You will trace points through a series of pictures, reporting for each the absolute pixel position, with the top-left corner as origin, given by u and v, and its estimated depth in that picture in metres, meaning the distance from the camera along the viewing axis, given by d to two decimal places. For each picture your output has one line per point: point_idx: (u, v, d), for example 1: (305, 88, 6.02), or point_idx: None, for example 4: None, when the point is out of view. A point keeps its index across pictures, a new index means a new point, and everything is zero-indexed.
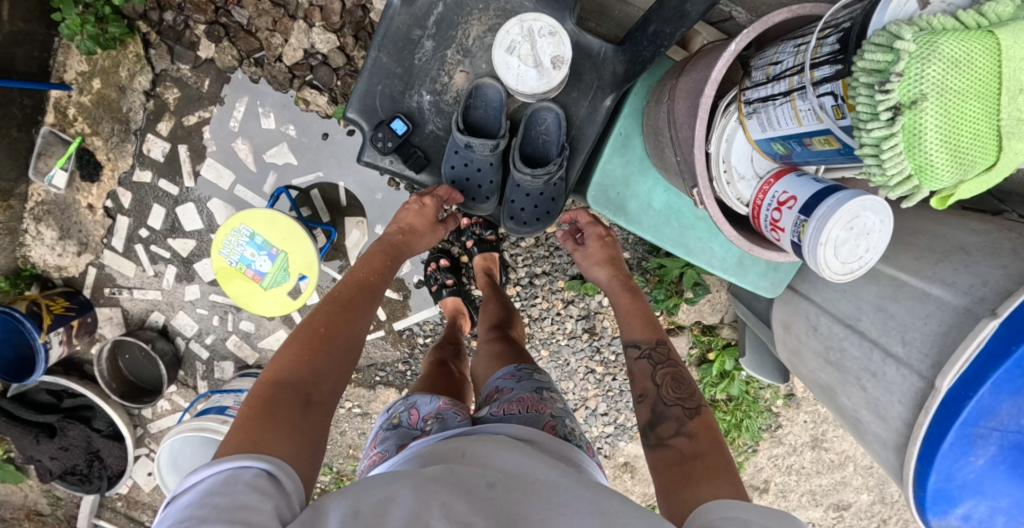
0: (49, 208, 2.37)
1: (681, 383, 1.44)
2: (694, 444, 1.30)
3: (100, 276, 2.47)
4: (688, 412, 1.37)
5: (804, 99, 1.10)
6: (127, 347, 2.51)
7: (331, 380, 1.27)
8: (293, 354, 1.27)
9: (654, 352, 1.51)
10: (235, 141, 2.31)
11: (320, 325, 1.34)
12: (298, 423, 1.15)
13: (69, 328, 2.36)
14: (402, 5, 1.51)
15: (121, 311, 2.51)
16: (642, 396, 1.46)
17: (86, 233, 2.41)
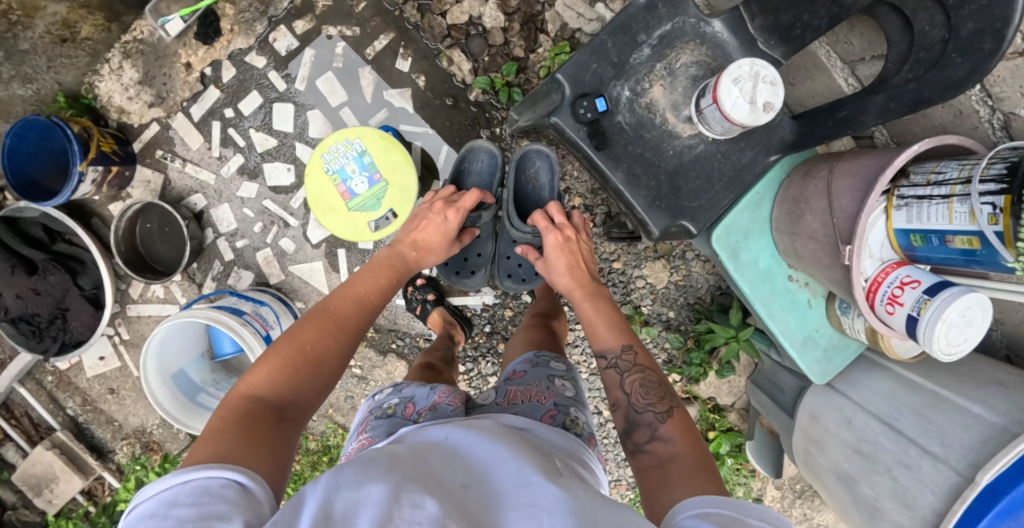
0: (144, 49, 2.28)
1: (648, 387, 1.40)
2: (671, 447, 1.27)
3: (159, 135, 2.33)
4: (659, 419, 1.33)
5: (963, 203, 1.34)
6: (152, 215, 2.31)
7: (303, 397, 1.34)
8: (273, 367, 1.33)
9: (621, 358, 1.47)
10: (363, 67, 2.27)
11: (303, 337, 1.40)
12: (268, 433, 1.20)
13: (107, 172, 2.20)
14: (643, 9, 1.59)
15: (163, 178, 2.34)
16: (614, 405, 1.43)
17: (170, 88, 2.30)
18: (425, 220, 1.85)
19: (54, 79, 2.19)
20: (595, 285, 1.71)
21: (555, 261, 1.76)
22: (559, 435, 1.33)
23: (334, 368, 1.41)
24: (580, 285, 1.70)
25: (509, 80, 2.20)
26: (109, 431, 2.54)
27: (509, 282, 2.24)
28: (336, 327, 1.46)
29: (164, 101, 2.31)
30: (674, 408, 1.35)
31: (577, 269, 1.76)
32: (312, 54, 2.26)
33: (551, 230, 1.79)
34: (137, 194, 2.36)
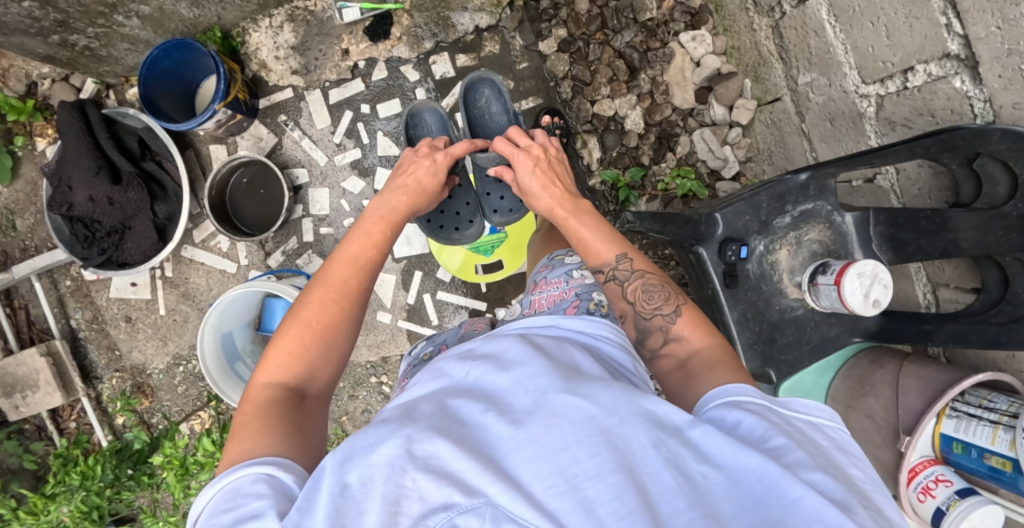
0: (311, 20, 2.35)
1: (651, 292, 1.44)
2: (687, 344, 1.33)
3: (288, 101, 2.38)
4: (668, 321, 1.39)
5: (1008, 430, 1.53)
6: (249, 172, 2.30)
7: (318, 374, 1.29)
8: (285, 352, 1.26)
9: (624, 260, 1.51)
10: None
11: (306, 313, 1.31)
12: (293, 415, 1.18)
13: (231, 116, 2.23)
14: (801, 184, 1.81)
15: (276, 142, 2.36)
16: (622, 317, 1.47)
17: (319, 66, 2.35)
18: (411, 164, 1.80)
19: (218, 15, 2.29)
20: (574, 201, 1.73)
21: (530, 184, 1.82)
22: (590, 321, 1.33)
23: (346, 331, 1.34)
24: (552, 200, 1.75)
25: (631, 183, 2.35)
26: (103, 357, 2.46)
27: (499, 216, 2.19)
28: (339, 294, 1.36)
29: (307, 73, 2.36)
30: (674, 302, 1.40)
31: (552, 185, 1.80)
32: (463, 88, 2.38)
33: (520, 152, 1.84)
34: (244, 146, 2.36)
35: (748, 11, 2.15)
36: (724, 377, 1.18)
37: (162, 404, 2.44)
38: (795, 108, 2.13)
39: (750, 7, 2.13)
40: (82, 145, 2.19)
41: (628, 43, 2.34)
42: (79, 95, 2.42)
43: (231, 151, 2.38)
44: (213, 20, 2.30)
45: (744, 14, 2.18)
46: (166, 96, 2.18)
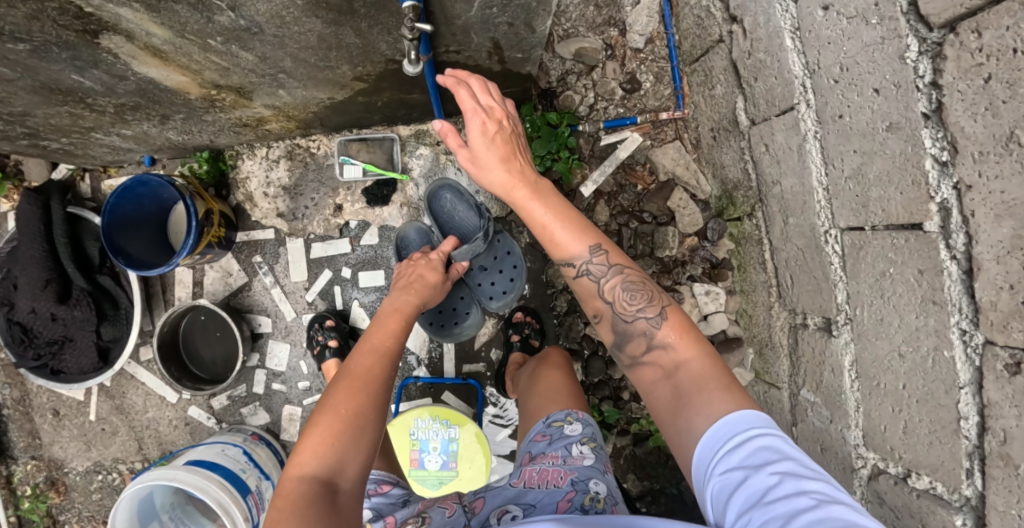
0: (309, 163, 2.17)
1: (631, 294, 1.43)
2: (672, 354, 1.33)
3: (265, 241, 2.23)
4: (651, 326, 1.38)
5: None
6: (194, 319, 2.21)
7: (349, 464, 1.25)
8: (318, 442, 1.24)
9: (592, 263, 1.45)
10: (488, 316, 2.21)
11: (323, 417, 1.29)
12: (329, 511, 1.16)
13: (202, 256, 2.09)
14: None
15: (246, 282, 2.23)
16: (597, 315, 1.49)
17: (306, 217, 2.19)
18: (415, 269, 1.83)
19: (209, 139, 2.09)
20: (532, 176, 1.52)
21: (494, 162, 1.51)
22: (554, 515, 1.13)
23: (362, 441, 1.29)
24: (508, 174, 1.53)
25: (604, 421, 2.19)
26: (24, 441, 2.38)
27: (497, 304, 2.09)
28: (359, 393, 1.33)
29: (292, 219, 2.19)
30: (659, 301, 1.41)
31: (509, 156, 1.52)
32: None
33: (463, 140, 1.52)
34: (211, 277, 2.24)
35: (768, 292, 1.91)
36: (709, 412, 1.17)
37: (76, 505, 2.39)
38: (790, 413, 1.95)
39: (774, 294, 1.89)
40: (37, 252, 2.05)
41: (637, 274, 2.12)
42: (52, 177, 2.27)
43: (197, 276, 2.25)
44: (204, 143, 2.11)
45: (767, 294, 1.93)
46: (135, 223, 2.03)
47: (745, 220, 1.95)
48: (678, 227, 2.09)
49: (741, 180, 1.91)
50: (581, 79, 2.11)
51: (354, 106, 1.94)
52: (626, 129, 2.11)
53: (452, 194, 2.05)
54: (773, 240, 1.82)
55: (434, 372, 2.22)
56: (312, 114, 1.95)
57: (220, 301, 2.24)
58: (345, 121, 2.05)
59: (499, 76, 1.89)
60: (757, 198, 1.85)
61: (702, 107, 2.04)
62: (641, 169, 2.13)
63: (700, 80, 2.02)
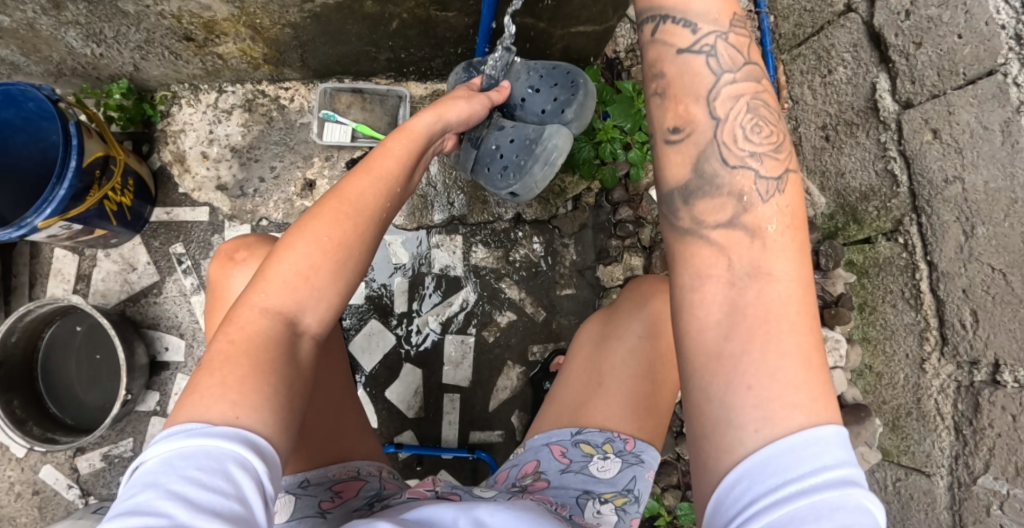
0: (277, 118, 1.53)
1: (756, 124, 0.74)
2: (755, 260, 0.71)
3: (196, 225, 1.51)
4: (755, 190, 0.73)
5: None
6: (62, 331, 1.44)
7: (325, 300, 0.86)
8: (285, 270, 0.84)
9: (724, 45, 0.74)
10: (510, 359, 1.53)
11: (297, 236, 0.85)
12: (286, 366, 0.78)
13: (88, 230, 1.37)
14: None
15: (157, 283, 1.50)
16: (676, 131, 0.76)
17: (261, 195, 1.51)
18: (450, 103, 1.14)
19: (133, 63, 1.41)
20: None
21: None
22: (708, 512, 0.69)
23: (347, 270, 0.88)
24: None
25: (673, 519, 1.55)
26: None
27: (569, 108, 1.30)
28: (350, 211, 0.90)
29: (237, 194, 1.51)
30: (780, 159, 0.76)
31: None
32: (469, 300, 1.53)
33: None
34: (105, 270, 1.50)
35: (919, 339, 1.36)
36: (795, 420, 0.64)
37: None
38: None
39: (935, 341, 1.33)
40: None
41: None
42: None
43: (85, 267, 1.50)
44: (126, 70, 1.44)
45: (916, 343, 1.37)
46: (18, 175, 1.38)
47: (881, 241, 1.44)
48: None
49: (877, 188, 1.43)
50: None
51: (351, 28, 1.35)
52: None
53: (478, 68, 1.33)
54: (937, 264, 1.30)
55: (426, 438, 1.50)
56: (288, 30, 1.32)
57: (114, 308, 1.49)
58: (334, 61, 1.48)
59: (585, 15, 1.33)
60: (909, 209, 1.35)
61: (811, 100, 1.58)
62: None
63: (809, 66, 1.57)
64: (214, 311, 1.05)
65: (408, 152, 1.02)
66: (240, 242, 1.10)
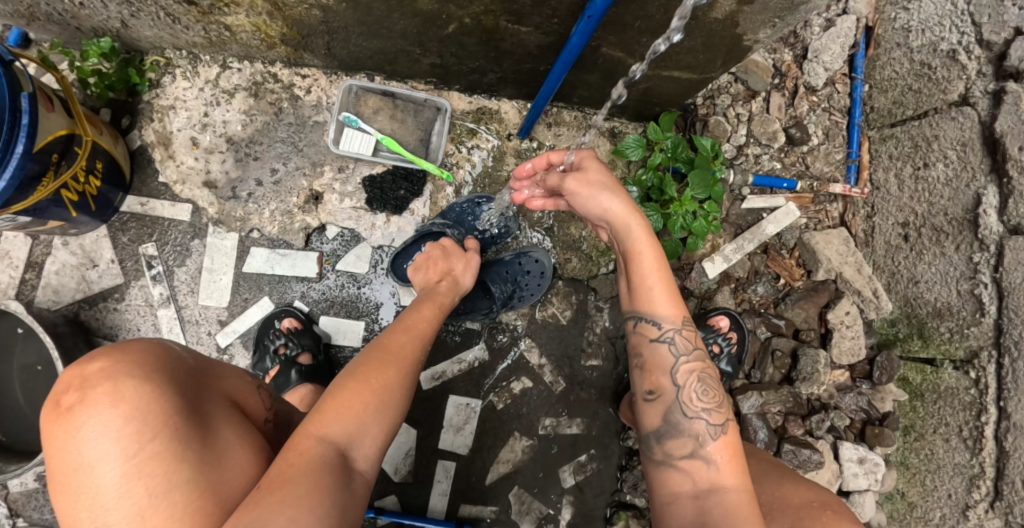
0: (289, 112, 1.29)
1: (704, 385, 0.87)
2: (715, 479, 0.82)
3: (175, 224, 1.27)
4: (710, 433, 0.85)
5: None
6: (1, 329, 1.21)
7: (372, 431, 0.81)
8: (342, 401, 0.80)
9: (679, 337, 0.89)
10: (516, 430, 1.35)
11: (346, 381, 0.82)
12: (343, 499, 0.71)
13: (40, 223, 1.12)
14: None
15: (122, 287, 1.27)
16: (649, 395, 0.89)
17: (257, 200, 1.27)
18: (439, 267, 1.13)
19: (118, 19, 1.13)
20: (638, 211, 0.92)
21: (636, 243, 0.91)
22: None
23: (393, 405, 0.84)
24: (644, 257, 0.91)
25: None
26: None
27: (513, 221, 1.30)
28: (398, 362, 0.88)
29: (227, 195, 1.27)
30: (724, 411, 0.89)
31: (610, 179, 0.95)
32: (480, 357, 1.33)
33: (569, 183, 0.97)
34: (60, 262, 1.26)
35: (968, 485, 1.23)
36: None
37: None
38: None
39: (986, 492, 1.20)
40: None
41: (757, 411, 1.37)
42: None
43: (37, 255, 1.25)
44: (111, 24, 1.15)
45: (963, 487, 1.24)
46: None
47: (946, 367, 1.30)
48: (831, 353, 1.38)
49: (955, 307, 1.27)
50: (735, 105, 1.44)
51: (395, 23, 1.11)
52: (779, 195, 1.44)
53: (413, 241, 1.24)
54: (1011, 413, 1.15)
55: (410, 507, 1.31)
56: (317, 12, 1.08)
57: (65, 309, 1.26)
58: (370, 54, 1.22)
59: (685, 61, 1.08)
60: (991, 343, 1.21)
61: (896, 191, 1.40)
62: (788, 255, 1.44)
63: (902, 152, 1.40)
64: (58, 484, 0.64)
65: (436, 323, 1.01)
66: (80, 367, 0.66)
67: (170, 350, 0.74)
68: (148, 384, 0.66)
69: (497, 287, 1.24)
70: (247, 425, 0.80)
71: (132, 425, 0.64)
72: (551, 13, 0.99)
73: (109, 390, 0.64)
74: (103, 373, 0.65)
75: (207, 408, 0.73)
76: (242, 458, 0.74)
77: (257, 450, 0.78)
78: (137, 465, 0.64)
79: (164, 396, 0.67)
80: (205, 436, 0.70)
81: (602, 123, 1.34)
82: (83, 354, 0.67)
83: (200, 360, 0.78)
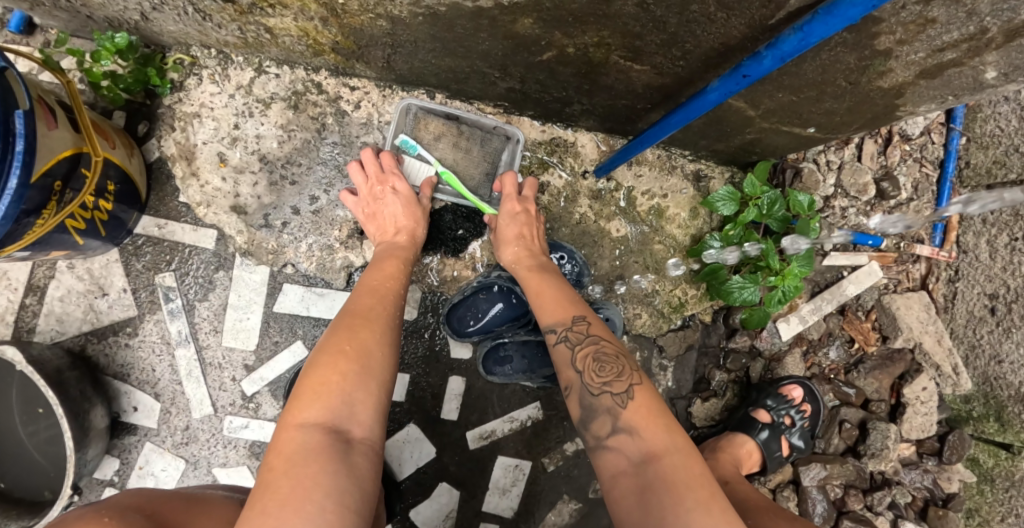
0: (334, 129, 1.11)
1: (602, 363, 0.86)
2: (641, 446, 0.78)
3: (198, 251, 1.10)
4: (618, 403, 0.82)
5: None
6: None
7: (361, 399, 0.76)
8: (315, 380, 0.76)
9: (571, 333, 0.90)
10: (565, 494, 1.24)
11: (318, 361, 0.78)
12: (342, 491, 0.67)
13: (41, 253, 0.95)
14: None
15: (135, 320, 1.11)
16: (567, 391, 0.88)
17: (294, 231, 1.11)
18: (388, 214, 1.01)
19: (138, 11, 0.92)
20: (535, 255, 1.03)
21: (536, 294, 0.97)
22: None
23: (380, 370, 0.79)
24: (535, 282, 0.98)
25: None
26: None
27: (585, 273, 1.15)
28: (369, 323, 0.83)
29: (257, 223, 1.10)
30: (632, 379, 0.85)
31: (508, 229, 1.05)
32: (533, 417, 1.20)
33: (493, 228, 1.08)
34: (65, 288, 1.09)
35: None
36: None
37: None
38: None
39: None
40: None
41: (819, 483, 1.29)
42: None
43: (39, 279, 1.09)
44: (129, 16, 0.95)
45: None
46: None
47: None
48: (901, 428, 1.30)
49: None
50: (827, 151, 1.30)
51: (478, 44, 0.93)
52: (862, 253, 1.32)
53: (471, 299, 1.10)
54: None
55: None
56: (384, 23, 0.89)
57: (70, 341, 1.10)
58: (437, 72, 1.05)
59: (814, 120, 0.93)
60: None
61: (987, 258, 1.30)
62: (865, 318, 1.33)
63: (998, 219, 1.29)
64: None
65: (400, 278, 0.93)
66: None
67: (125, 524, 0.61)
68: None
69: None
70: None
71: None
72: (680, 54, 0.82)
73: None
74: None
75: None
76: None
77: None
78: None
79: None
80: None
81: (687, 164, 1.19)
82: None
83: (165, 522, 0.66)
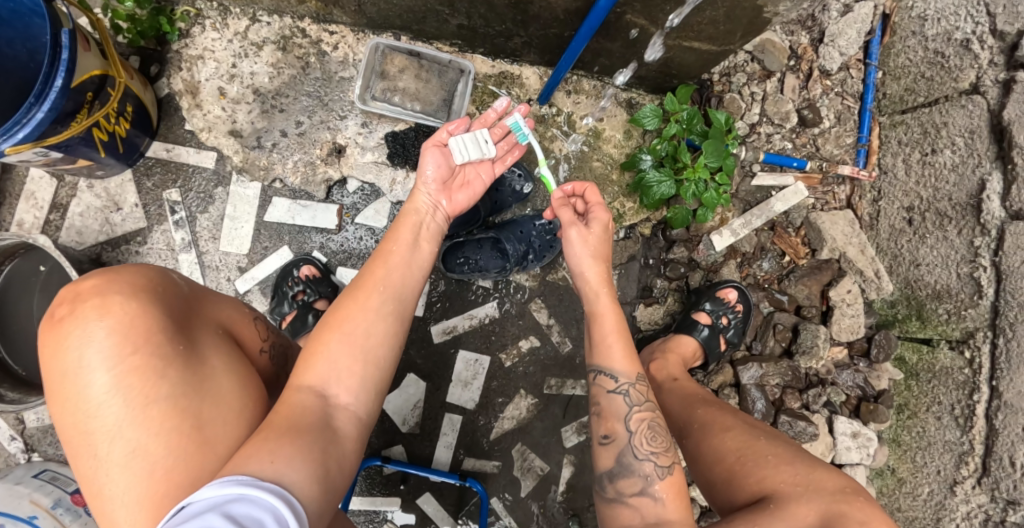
0: (316, 67, 1.32)
1: (654, 432, 0.97)
2: (661, 513, 0.91)
3: (200, 171, 1.31)
4: (657, 473, 0.94)
5: None
6: (25, 268, 1.25)
7: (351, 370, 0.82)
8: (315, 346, 0.83)
9: (633, 390, 0.99)
10: (521, 388, 1.38)
11: (320, 330, 0.86)
12: (325, 441, 0.72)
13: (71, 162, 1.15)
14: None
15: (145, 231, 1.31)
16: (605, 439, 0.98)
17: (282, 152, 1.31)
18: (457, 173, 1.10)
19: None
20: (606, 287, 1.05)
21: (601, 323, 1.03)
22: None
23: (370, 343, 0.85)
24: (609, 320, 1.03)
25: None
26: None
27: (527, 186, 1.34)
28: (369, 296, 0.89)
29: (251, 145, 1.31)
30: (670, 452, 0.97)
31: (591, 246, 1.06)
32: (491, 315, 1.37)
33: (578, 222, 1.05)
34: (85, 204, 1.29)
35: (957, 461, 1.27)
36: None
37: None
38: None
39: (974, 468, 1.25)
40: None
41: (756, 381, 1.41)
42: None
43: (63, 197, 1.29)
44: None
45: (953, 463, 1.28)
46: None
47: (942, 348, 1.34)
48: (831, 329, 1.42)
49: (954, 290, 1.30)
50: (750, 84, 1.47)
51: None
52: (788, 174, 1.47)
53: None
54: (1002, 392, 1.20)
55: (416, 458, 1.35)
56: None
57: (89, 249, 1.30)
58: (398, 13, 1.24)
59: (705, 32, 1.13)
60: (987, 325, 1.24)
61: (903, 175, 1.43)
62: (794, 233, 1.47)
63: (911, 138, 1.42)
64: (52, 385, 0.69)
65: (409, 243, 0.98)
66: (77, 286, 0.72)
67: (165, 275, 0.80)
68: (134, 301, 0.71)
69: (511, 245, 1.28)
70: (240, 357, 0.83)
71: (119, 337, 0.69)
72: None
73: (98, 303, 0.69)
74: (95, 289, 0.71)
75: (197, 333, 0.78)
76: (229, 387, 0.76)
77: (246, 377, 0.80)
78: (123, 375, 0.68)
79: (148, 312, 0.72)
80: (191, 354, 0.74)
81: (619, 93, 1.38)
82: (82, 275, 0.74)
83: (196, 289, 0.84)
